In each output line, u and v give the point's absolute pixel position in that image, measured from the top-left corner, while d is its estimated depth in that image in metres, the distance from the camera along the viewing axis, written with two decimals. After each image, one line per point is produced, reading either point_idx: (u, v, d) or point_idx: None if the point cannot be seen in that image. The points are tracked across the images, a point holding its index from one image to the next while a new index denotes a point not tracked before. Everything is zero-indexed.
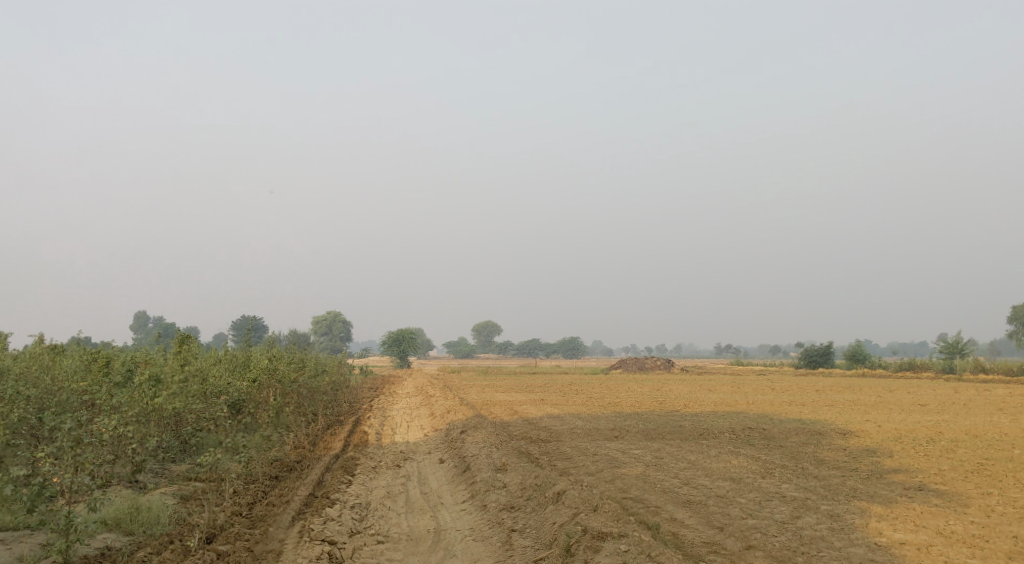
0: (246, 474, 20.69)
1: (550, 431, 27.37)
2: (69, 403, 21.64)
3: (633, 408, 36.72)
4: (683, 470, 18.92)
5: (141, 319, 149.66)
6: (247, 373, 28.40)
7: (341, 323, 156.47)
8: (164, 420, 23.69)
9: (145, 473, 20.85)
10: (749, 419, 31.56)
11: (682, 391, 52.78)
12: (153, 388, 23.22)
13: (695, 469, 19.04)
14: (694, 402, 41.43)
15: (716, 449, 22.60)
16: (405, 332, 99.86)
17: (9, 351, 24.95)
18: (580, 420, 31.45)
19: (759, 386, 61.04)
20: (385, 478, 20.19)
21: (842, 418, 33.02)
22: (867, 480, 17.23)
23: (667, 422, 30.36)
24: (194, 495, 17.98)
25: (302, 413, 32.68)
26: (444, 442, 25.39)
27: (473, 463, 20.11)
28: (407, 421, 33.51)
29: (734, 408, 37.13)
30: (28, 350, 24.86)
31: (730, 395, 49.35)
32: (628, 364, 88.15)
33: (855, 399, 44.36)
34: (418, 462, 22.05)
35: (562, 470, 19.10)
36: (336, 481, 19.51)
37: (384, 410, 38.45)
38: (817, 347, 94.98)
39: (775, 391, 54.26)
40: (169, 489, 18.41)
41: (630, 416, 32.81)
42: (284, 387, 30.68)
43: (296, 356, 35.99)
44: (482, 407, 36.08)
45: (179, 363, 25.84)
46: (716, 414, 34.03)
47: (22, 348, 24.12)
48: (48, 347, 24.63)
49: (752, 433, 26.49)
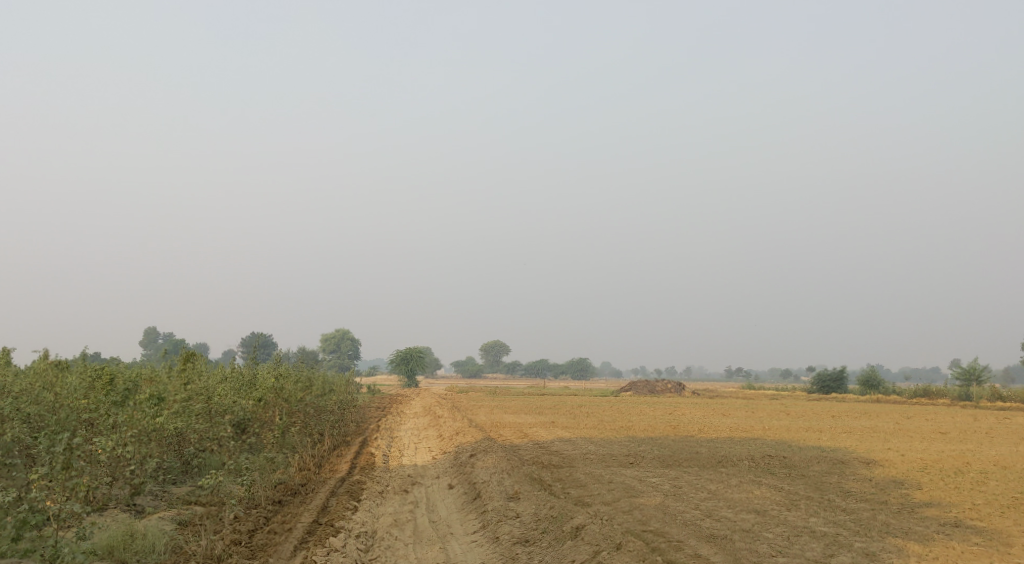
0: (248, 498, 19.95)
1: (563, 456, 26.52)
2: (68, 422, 20.98)
3: (647, 433, 35.85)
4: (705, 501, 18.11)
5: (148, 335, 149.21)
6: (253, 392, 27.68)
7: (350, 341, 155.74)
8: (166, 440, 23.00)
9: (144, 496, 20.13)
10: (766, 446, 30.67)
11: (694, 415, 51.77)
12: (155, 406, 22.56)
13: (716, 500, 18.22)
14: (709, 427, 40.48)
15: (737, 478, 21.77)
16: (413, 351, 99.22)
17: (12, 367, 24.39)
18: (593, 444, 30.59)
19: (772, 411, 59.97)
20: (392, 504, 19.40)
21: (863, 445, 32.10)
22: (899, 514, 16.40)
23: (683, 448, 29.52)
24: (192, 521, 17.25)
25: (309, 433, 31.93)
26: (453, 466, 24.57)
27: (484, 490, 19.30)
28: (415, 442, 32.70)
29: (751, 434, 36.22)
30: (31, 366, 24.29)
31: (744, 420, 48.37)
32: (638, 386, 87.11)
33: (872, 427, 43.41)
34: (427, 488, 21.24)
35: (577, 500, 18.28)
36: (341, 508, 18.71)
37: (392, 431, 37.68)
38: (830, 371, 93.77)
39: (789, 416, 53.23)
40: (167, 514, 17.71)
41: (644, 441, 31.94)
42: (291, 406, 29.99)
43: (304, 375, 35.29)
44: (492, 430, 35.28)
45: (183, 381, 25.16)
46: (733, 439, 33.14)
47: (25, 364, 23.57)
48: (52, 364, 24.07)
49: (772, 461, 25.60)
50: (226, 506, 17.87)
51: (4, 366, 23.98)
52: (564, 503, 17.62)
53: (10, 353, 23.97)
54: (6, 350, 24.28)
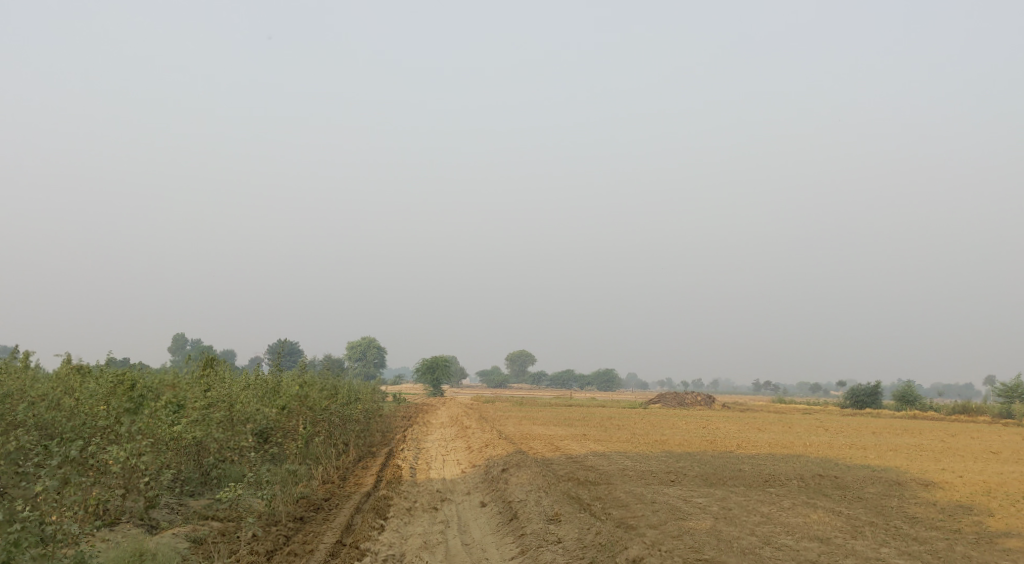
0: (268, 514, 18.73)
1: (600, 472, 25.08)
2: (81, 430, 19.89)
3: (684, 448, 34.26)
4: (760, 525, 16.76)
5: (176, 340, 149.30)
6: (276, 401, 26.53)
7: (375, 349, 154.98)
8: (184, 450, 21.83)
9: (159, 510, 18.94)
10: (812, 464, 29.14)
11: (729, 429, 50.09)
12: (173, 414, 21.44)
13: (773, 525, 16.85)
14: (747, 442, 38.81)
15: (790, 500, 20.32)
16: (440, 360, 98.14)
17: (32, 370, 23.41)
18: (629, 459, 29.13)
19: (808, 426, 58.14)
20: (421, 523, 18.15)
21: (914, 465, 30.41)
22: (979, 547, 15.01)
23: (725, 465, 28.04)
24: (208, 539, 16.08)
25: (333, 443, 30.73)
26: (485, 482, 23.24)
27: (521, 510, 17.97)
28: (442, 455, 31.41)
29: (793, 451, 34.55)
30: (54, 371, 23.35)
31: (782, 434, 46.70)
32: (667, 399, 85.32)
33: (916, 445, 41.62)
34: (458, 506, 19.94)
35: (621, 523, 16.98)
36: (367, 527, 17.45)
37: (418, 442, 36.37)
38: (864, 387, 91.52)
39: (827, 432, 51.45)
40: (182, 530, 16.54)
41: (683, 457, 30.46)
42: (316, 415, 28.77)
43: (328, 383, 34.08)
44: (522, 442, 33.90)
45: (204, 388, 24.03)
46: (775, 457, 31.54)
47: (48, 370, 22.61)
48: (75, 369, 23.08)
49: (822, 481, 24.10)
50: (244, 523, 16.69)
51: (24, 369, 23.02)
52: (607, 527, 16.27)
53: (30, 356, 22.97)
54: (27, 352, 23.34)
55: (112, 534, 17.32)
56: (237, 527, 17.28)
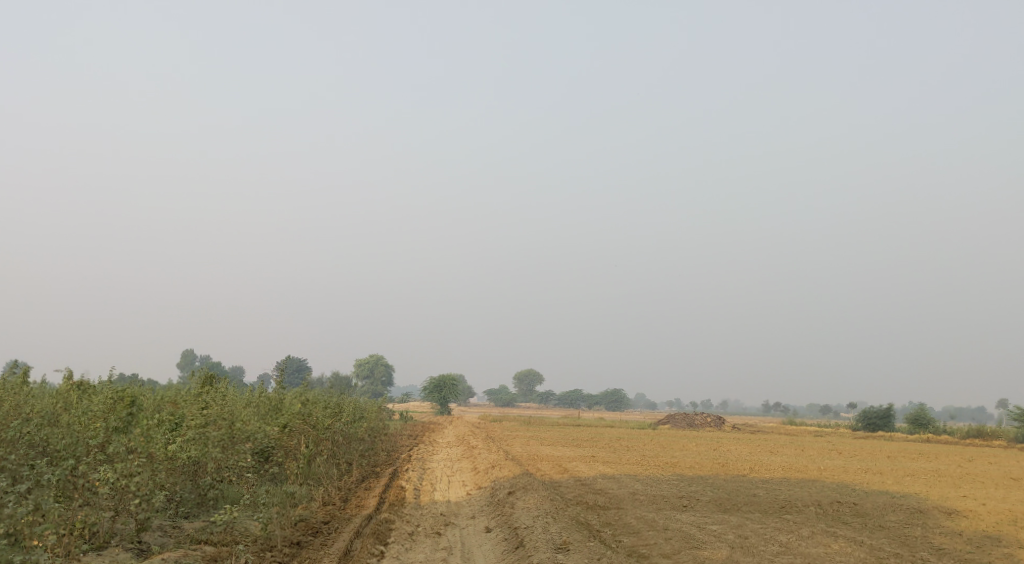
0: (263, 539, 17.94)
1: (611, 496, 24.23)
2: (72, 448, 19.20)
3: (695, 471, 33.37)
4: (780, 557, 15.98)
5: (186, 357, 148.94)
6: (278, 420, 25.79)
7: (383, 367, 154.09)
8: (180, 470, 21.08)
9: (151, 532, 18.17)
10: (829, 489, 28.27)
11: (741, 452, 49.10)
12: (169, 433, 20.75)
13: (794, 556, 16.07)
14: (761, 465, 37.89)
15: (808, 528, 19.51)
16: (448, 379, 97.39)
17: (31, 387, 22.79)
18: (640, 482, 28.29)
19: (821, 449, 57.04)
20: (423, 550, 17.36)
21: (934, 492, 29.47)
22: None
23: (739, 490, 27.16)
24: None
25: (336, 462, 29.96)
26: (490, 505, 22.47)
27: (528, 538, 17.15)
28: (448, 475, 30.60)
29: (808, 475, 33.63)
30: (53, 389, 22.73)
31: (794, 458, 45.73)
32: (676, 420, 84.18)
33: (933, 470, 40.60)
34: (461, 531, 19.16)
35: (633, 552, 16.20)
36: (365, 555, 16.66)
37: (424, 462, 35.55)
38: (876, 409, 90.23)
39: (841, 456, 50.41)
40: (171, 556, 15.77)
41: (695, 481, 29.59)
42: (319, 434, 28.02)
43: (333, 400, 33.34)
44: (529, 463, 33.07)
45: (203, 406, 23.31)
46: (790, 481, 30.65)
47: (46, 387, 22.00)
48: (75, 386, 22.46)
49: (841, 508, 23.24)
50: (236, 550, 15.90)
51: (24, 385, 22.42)
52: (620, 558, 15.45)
53: (28, 372, 22.37)
54: (27, 367, 22.74)
55: (100, 558, 16.56)
56: (228, 553, 16.48)
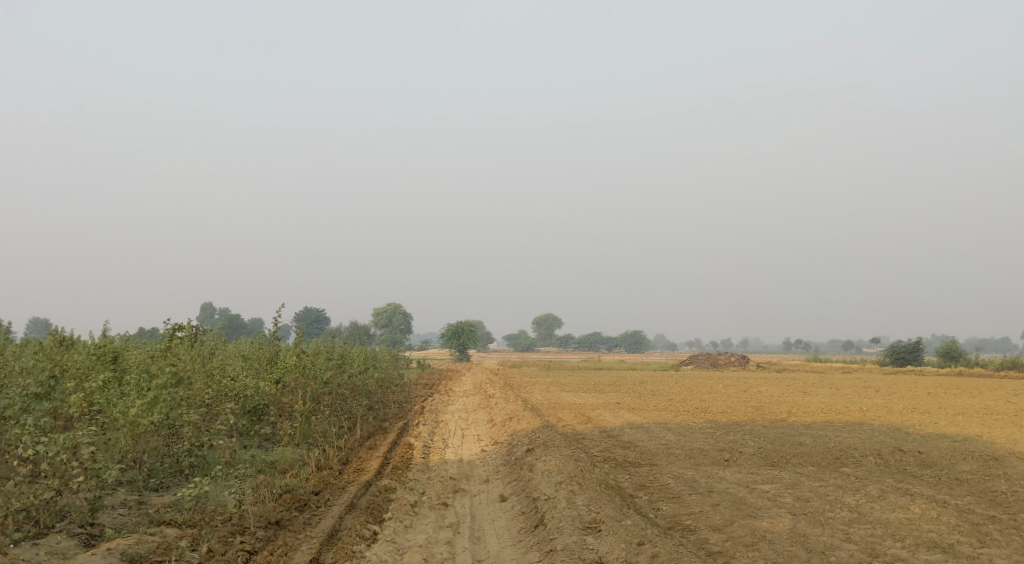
0: (233, 517, 15.44)
1: (643, 450, 21.41)
2: (19, 416, 16.80)
3: (729, 417, 30.48)
4: (857, 545, 13.25)
5: (204, 311, 147.28)
6: (270, 374, 23.25)
7: (401, 316, 151.60)
8: (148, 435, 18.69)
9: (107, 514, 15.88)
10: (882, 434, 25.37)
11: (774, 393, 46.21)
12: (133, 396, 18.20)
13: (871, 543, 13.33)
14: (798, 408, 34.92)
15: (876, 486, 16.66)
16: (465, 324, 95.01)
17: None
18: (671, 433, 25.43)
19: (855, 388, 53.89)
20: (425, 527, 14.68)
21: (1000, 434, 26.43)
22: None
23: (782, 438, 24.32)
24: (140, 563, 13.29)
25: (340, 418, 27.36)
26: (507, 467, 19.67)
27: (548, 515, 14.39)
28: (460, 430, 27.86)
29: (853, 418, 30.62)
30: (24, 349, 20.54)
31: (831, 398, 42.88)
32: (700, 360, 81.51)
33: (984, 408, 37.44)
34: (472, 500, 16.40)
35: (685, 540, 13.49)
36: (353, 539, 13.90)
37: (437, 414, 32.83)
38: (906, 344, 87.00)
39: (878, 394, 47.23)
40: (110, 548, 13.50)
41: (733, 429, 26.71)
42: (319, 386, 25.38)
43: (336, 348, 30.58)
44: (549, 413, 30.30)
45: (180, 363, 20.73)
46: (837, 426, 27.75)
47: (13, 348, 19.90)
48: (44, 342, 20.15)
49: (904, 458, 20.45)
50: (189, 545, 13.66)
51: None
52: (667, 549, 12.96)
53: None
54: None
55: (32, 550, 14.37)
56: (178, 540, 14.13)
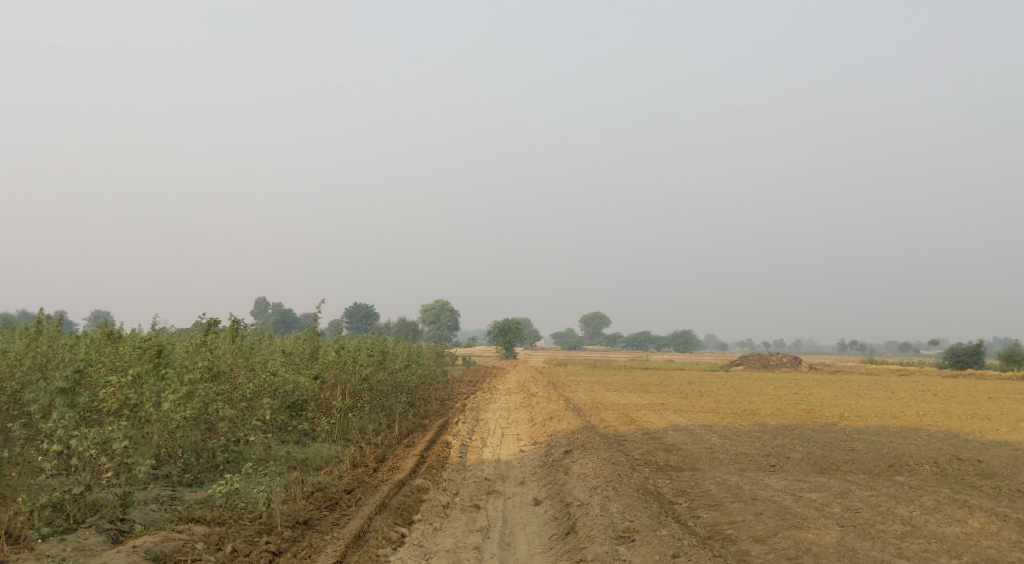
0: (262, 515, 15.15)
1: (686, 454, 20.72)
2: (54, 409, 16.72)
3: (778, 420, 29.61)
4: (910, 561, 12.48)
5: (256, 306, 149.04)
6: (308, 369, 23.02)
7: (449, 313, 151.75)
8: (183, 430, 18.53)
9: (138, 509, 15.71)
10: (939, 441, 24.33)
11: (826, 396, 44.99)
12: (168, 389, 18.03)
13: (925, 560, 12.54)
14: (851, 411, 33.85)
15: (932, 497, 15.82)
16: (512, 322, 94.62)
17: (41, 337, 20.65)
18: (715, 435, 24.71)
19: (911, 391, 52.31)
20: (455, 531, 14.22)
21: None
22: None
23: (833, 444, 23.45)
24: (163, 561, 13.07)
25: (380, 414, 27.07)
26: (544, 469, 19.15)
27: (581, 521, 13.85)
28: (500, 429, 27.41)
29: (909, 423, 29.53)
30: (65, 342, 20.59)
31: (886, 402, 41.61)
32: (750, 361, 80.11)
33: None
34: (505, 503, 15.93)
35: (727, 552, 12.84)
36: (379, 542, 13.51)
37: (478, 412, 32.45)
38: (965, 346, 84.54)
39: (936, 398, 45.73)
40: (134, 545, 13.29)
41: (782, 433, 25.88)
42: (358, 382, 25.10)
43: (377, 344, 30.34)
44: (591, 413, 29.74)
45: (217, 359, 20.59)
46: (891, 432, 26.74)
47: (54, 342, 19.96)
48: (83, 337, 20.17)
49: (962, 467, 19.50)
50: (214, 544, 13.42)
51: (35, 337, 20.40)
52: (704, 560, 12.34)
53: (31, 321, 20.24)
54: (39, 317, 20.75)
55: (59, 546, 14.23)
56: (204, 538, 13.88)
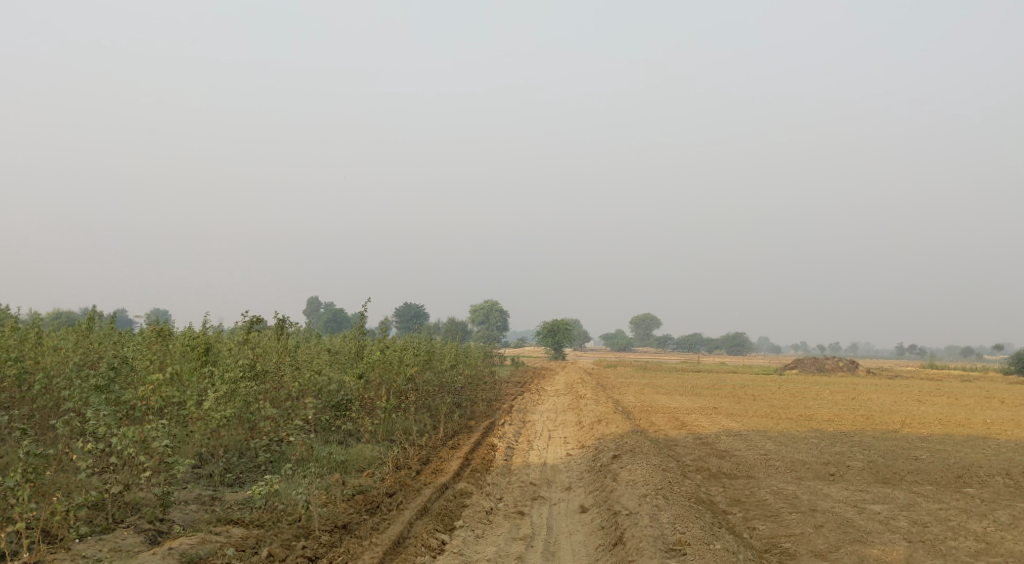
0: (301, 518, 14.73)
1: (739, 460, 19.91)
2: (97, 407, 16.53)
3: (837, 425, 28.56)
4: None
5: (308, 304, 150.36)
6: (352, 369, 22.59)
7: (499, 313, 151.40)
8: (225, 429, 18.23)
9: (177, 509, 15.40)
10: (1008, 451, 23.17)
11: (886, 401, 43.58)
12: (210, 387, 17.74)
13: None
14: (913, 418, 32.62)
15: (1007, 511, 14.85)
16: (562, 323, 93.89)
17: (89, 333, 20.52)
18: (771, 442, 23.81)
19: (975, 396, 50.52)
20: (497, 539, 13.64)
21: None
22: None
23: (896, 452, 22.44)
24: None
25: (425, 415, 26.62)
26: (591, 474, 18.49)
27: (629, 532, 13.19)
28: (547, 431, 26.79)
29: (975, 430, 28.29)
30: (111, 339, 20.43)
31: (951, 408, 40.11)
32: (805, 364, 78.43)
33: None
34: (550, 510, 15.32)
35: None
36: (418, 549, 13.01)
37: (525, 414, 31.87)
38: None
39: (1002, 405, 44.09)
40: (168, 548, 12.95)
41: (841, 440, 24.89)
42: (403, 383, 24.66)
43: (424, 343, 29.92)
44: (641, 416, 28.97)
45: (260, 358, 20.26)
46: (957, 440, 25.58)
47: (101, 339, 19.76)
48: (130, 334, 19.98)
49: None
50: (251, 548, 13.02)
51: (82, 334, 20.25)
52: None
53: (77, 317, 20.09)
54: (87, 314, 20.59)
55: (96, 546, 13.95)
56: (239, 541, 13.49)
